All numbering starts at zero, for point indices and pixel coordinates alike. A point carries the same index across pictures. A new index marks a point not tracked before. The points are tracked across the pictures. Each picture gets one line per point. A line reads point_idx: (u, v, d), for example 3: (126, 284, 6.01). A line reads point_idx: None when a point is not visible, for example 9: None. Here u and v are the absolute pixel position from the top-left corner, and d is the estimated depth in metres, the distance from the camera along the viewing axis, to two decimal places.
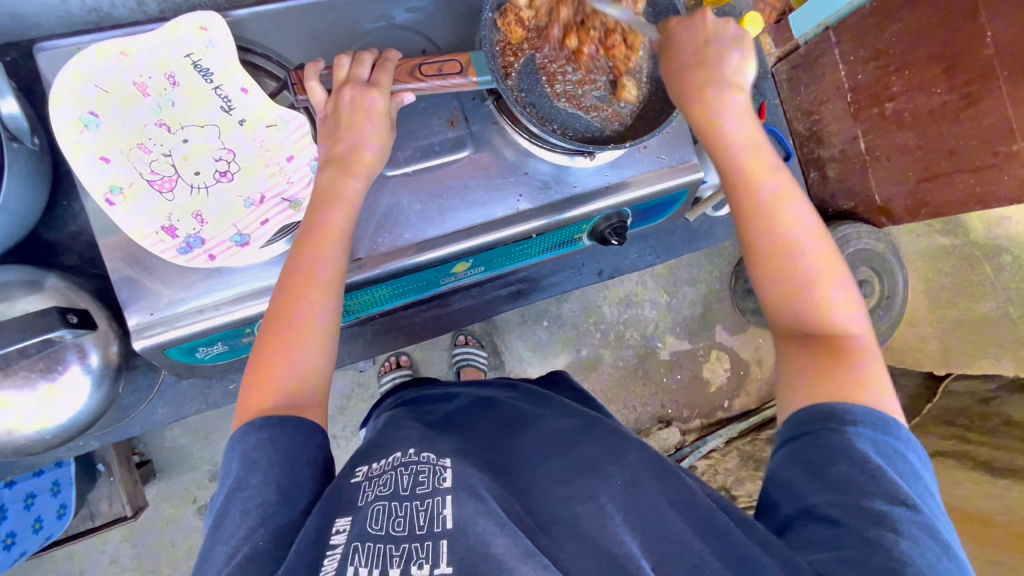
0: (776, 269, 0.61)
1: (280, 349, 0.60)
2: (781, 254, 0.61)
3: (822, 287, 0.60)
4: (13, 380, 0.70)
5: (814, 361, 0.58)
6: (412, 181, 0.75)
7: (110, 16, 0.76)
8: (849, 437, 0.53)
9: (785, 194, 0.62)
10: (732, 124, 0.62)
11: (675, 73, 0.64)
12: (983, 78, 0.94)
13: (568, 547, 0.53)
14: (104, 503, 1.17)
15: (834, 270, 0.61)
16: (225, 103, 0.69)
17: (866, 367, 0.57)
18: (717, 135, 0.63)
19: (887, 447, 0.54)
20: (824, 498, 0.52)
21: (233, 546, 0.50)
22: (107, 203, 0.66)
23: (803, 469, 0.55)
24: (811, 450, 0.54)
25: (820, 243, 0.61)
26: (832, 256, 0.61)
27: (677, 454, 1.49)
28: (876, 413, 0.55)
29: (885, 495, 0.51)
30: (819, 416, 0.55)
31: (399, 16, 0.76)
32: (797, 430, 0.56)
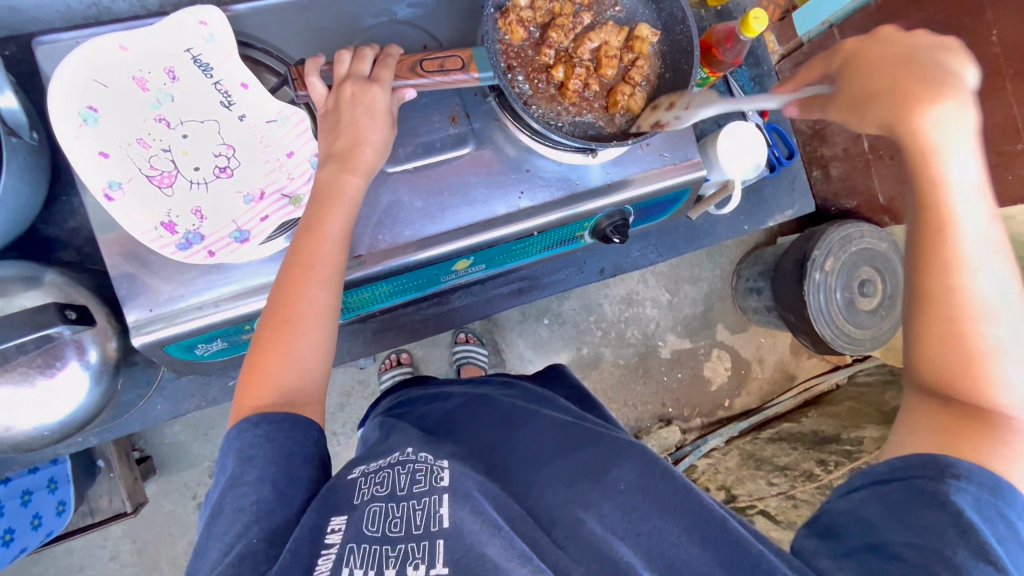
0: (940, 314, 0.52)
1: (278, 346, 0.60)
2: (959, 304, 0.51)
3: (994, 353, 0.51)
4: (11, 376, 0.70)
5: (951, 417, 0.51)
6: (413, 178, 0.75)
7: (110, 10, 0.76)
8: (947, 488, 0.48)
9: (985, 237, 0.52)
10: (959, 150, 0.51)
11: (867, 87, 0.55)
12: (989, 76, 0.93)
13: (568, 549, 0.52)
14: (104, 499, 1.17)
15: (1014, 328, 0.52)
16: (225, 99, 0.69)
17: (1011, 446, 0.49)
18: (925, 156, 0.52)
19: (991, 511, 0.48)
20: (903, 538, 0.48)
21: (228, 543, 0.50)
22: (106, 199, 0.65)
23: (886, 508, 0.50)
24: (904, 492, 0.50)
25: (1014, 306, 0.51)
26: (1022, 325, 0.51)
27: (677, 453, 1.48)
28: (993, 476, 0.48)
29: (973, 549, 0.46)
30: (922, 462, 0.50)
31: (400, 11, 0.75)
32: (888, 472, 0.52)
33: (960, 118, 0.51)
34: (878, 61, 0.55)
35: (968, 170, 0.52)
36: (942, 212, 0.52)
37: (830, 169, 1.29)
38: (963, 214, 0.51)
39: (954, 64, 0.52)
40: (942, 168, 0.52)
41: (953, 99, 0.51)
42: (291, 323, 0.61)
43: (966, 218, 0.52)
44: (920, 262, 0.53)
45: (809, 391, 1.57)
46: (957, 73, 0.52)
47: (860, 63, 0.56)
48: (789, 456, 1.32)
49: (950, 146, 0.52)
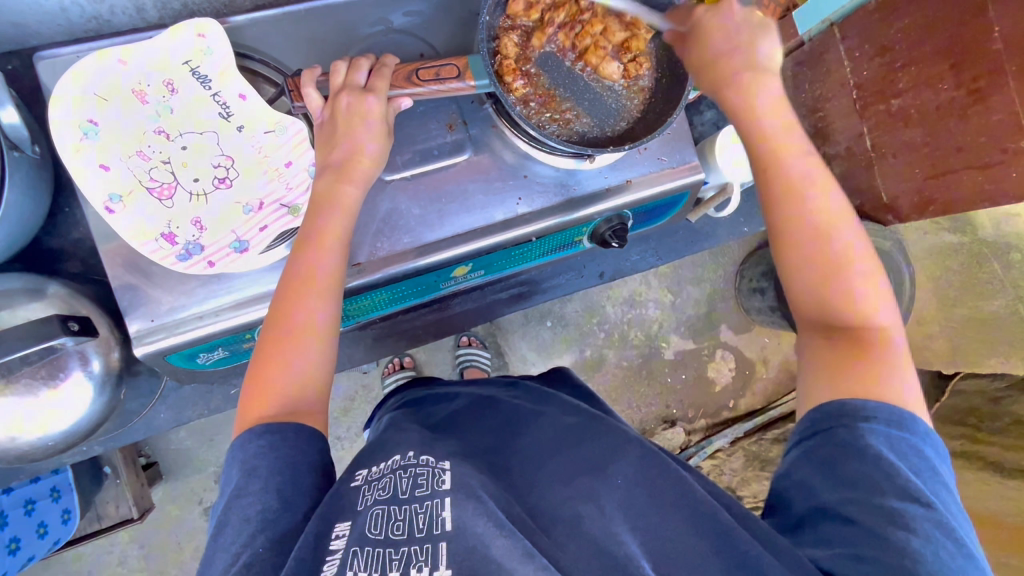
0: (802, 257, 0.63)
1: (279, 356, 0.61)
2: (807, 243, 0.62)
3: (848, 279, 0.61)
4: (15, 388, 0.71)
5: (835, 352, 0.59)
6: (411, 185, 0.75)
7: (110, 24, 0.76)
8: (862, 433, 0.53)
9: (814, 180, 0.64)
10: (768, 117, 0.67)
11: (709, 64, 0.69)
12: (990, 74, 0.93)
13: (569, 547, 0.52)
14: (110, 507, 1.19)
15: (864, 263, 0.62)
16: (224, 109, 0.69)
17: (889, 361, 0.57)
18: (748, 126, 0.67)
19: (902, 444, 0.53)
20: (838, 496, 0.52)
21: (234, 553, 0.51)
22: (106, 211, 0.66)
23: (818, 467, 0.55)
24: (827, 446, 0.54)
25: (852, 237, 0.63)
26: (862, 250, 0.63)
27: (683, 454, 1.49)
28: (891, 408, 0.54)
29: (896, 492, 0.51)
30: (834, 412, 0.55)
31: (397, 20, 0.76)
32: (811, 427, 0.57)
33: (769, 90, 0.67)
34: (711, 44, 0.69)
35: (780, 129, 0.67)
36: (774, 167, 0.65)
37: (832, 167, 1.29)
38: (790, 165, 0.65)
39: (761, 44, 0.68)
40: (761, 133, 0.67)
41: (756, 74, 0.67)
42: (291, 334, 0.61)
43: (791, 168, 0.65)
44: (772, 215, 0.65)
45: None
46: (759, 51, 0.68)
47: (703, 42, 0.69)
48: None
49: (768, 109, 0.67)
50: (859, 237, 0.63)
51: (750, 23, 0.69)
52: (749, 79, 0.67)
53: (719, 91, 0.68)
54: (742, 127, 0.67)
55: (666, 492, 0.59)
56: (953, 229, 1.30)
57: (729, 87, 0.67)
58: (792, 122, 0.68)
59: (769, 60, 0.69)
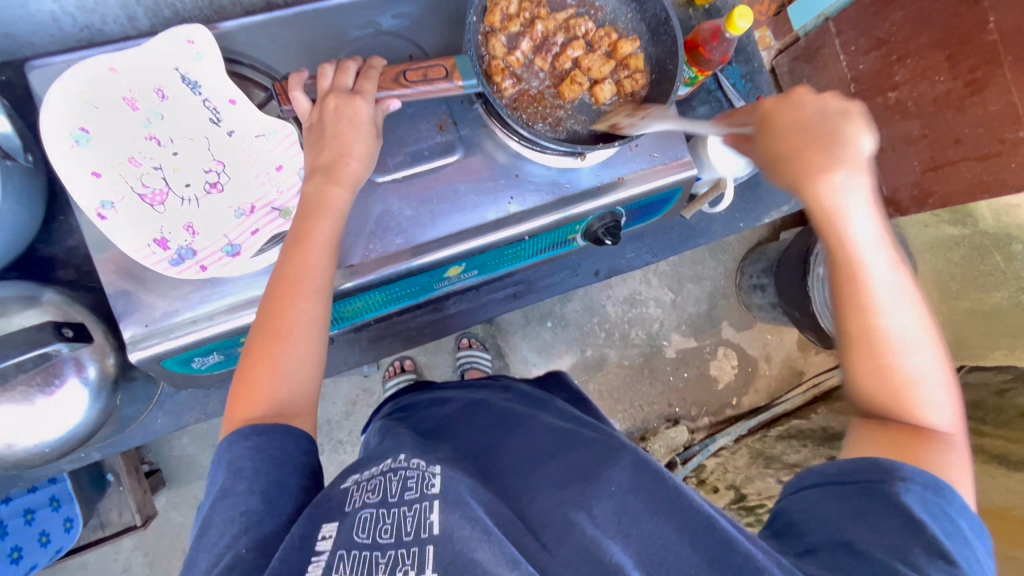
0: (869, 357, 0.59)
1: (268, 358, 0.61)
2: (875, 348, 0.59)
3: (914, 380, 0.59)
4: (11, 395, 0.72)
5: (888, 435, 0.58)
6: (403, 186, 0.75)
7: (102, 33, 0.77)
8: (896, 490, 0.53)
9: (895, 287, 0.58)
10: (860, 220, 0.57)
11: (790, 154, 0.59)
12: (988, 64, 0.92)
13: (558, 554, 0.52)
14: (113, 514, 1.19)
15: (932, 367, 0.59)
16: (214, 115, 0.70)
17: (946, 456, 0.57)
18: (835, 230, 0.58)
19: (937, 508, 0.53)
20: (864, 535, 0.51)
21: (217, 553, 0.51)
22: (98, 218, 0.66)
23: (846, 508, 0.54)
24: (859, 496, 0.54)
25: (925, 339, 0.59)
26: (933, 355, 0.59)
27: (685, 453, 1.48)
28: (931, 475, 0.54)
29: (924, 546, 0.50)
30: (868, 468, 0.55)
31: (386, 22, 0.76)
32: (840, 475, 0.56)
33: (859, 192, 0.57)
34: (788, 130, 0.59)
35: (869, 236, 0.58)
36: (855, 272, 0.58)
37: None
38: (873, 272, 0.58)
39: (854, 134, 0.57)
40: (848, 237, 0.58)
41: (853, 174, 0.56)
42: (280, 335, 0.61)
43: (877, 274, 0.58)
44: (844, 314, 0.60)
45: (817, 387, 1.55)
46: (854, 144, 0.56)
47: (780, 136, 0.60)
48: (799, 454, 1.29)
49: (857, 215, 0.57)
50: (931, 339, 0.60)
51: (829, 112, 0.58)
52: (841, 173, 0.56)
53: (799, 189, 0.58)
54: (821, 228, 0.58)
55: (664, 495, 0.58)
56: (954, 222, 1.28)
57: (813, 184, 0.57)
58: (882, 221, 0.59)
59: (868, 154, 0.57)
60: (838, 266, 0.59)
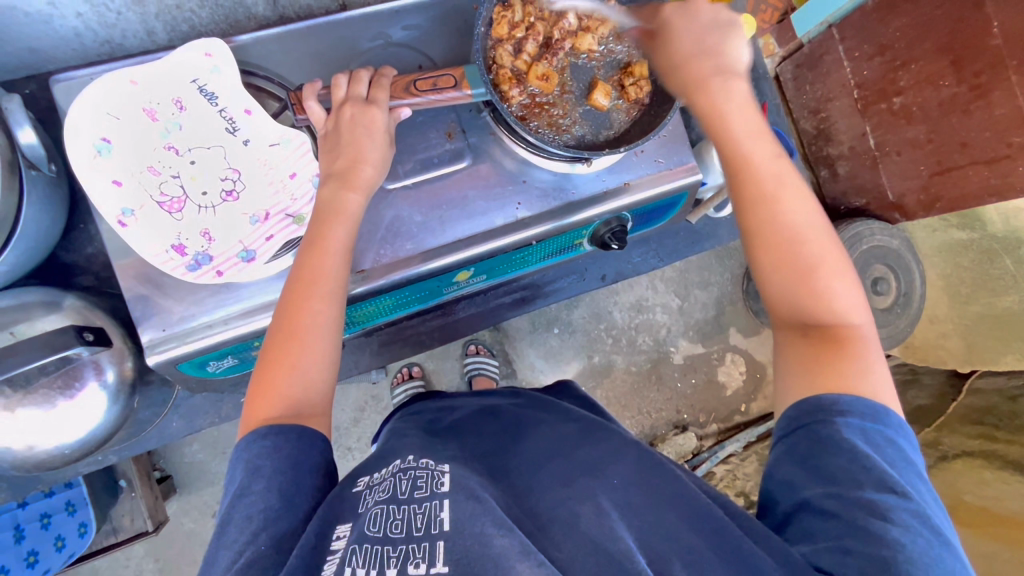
0: (776, 257, 0.61)
1: (286, 361, 0.62)
2: (779, 245, 0.61)
3: (822, 276, 0.60)
4: (34, 398, 0.74)
5: (810, 347, 0.58)
6: (413, 193, 0.77)
7: (122, 47, 0.80)
8: (837, 428, 0.53)
9: (779, 176, 0.63)
10: (739, 118, 0.64)
11: (681, 61, 0.65)
12: (992, 68, 0.93)
13: (566, 547, 0.52)
14: (126, 518, 1.20)
15: (838, 263, 0.61)
16: (229, 125, 0.72)
17: (870, 358, 0.57)
18: (719, 125, 0.64)
19: (876, 435, 0.53)
20: (820, 490, 0.52)
21: (236, 550, 0.52)
22: (119, 225, 0.68)
23: (798, 462, 0.54)
24: (805, 443, 0.54)
25: (820, 229, 0.62)
26: (833, 247, 0.61)
27: (694, 460, 1.48)
28: (865, 401, 0.54)
29: (876, 484, 0.50)
30: (807, 410, 0.55)
31: (396, 34, 0.78)
32: (788, 425, 0.56)
33: (739, 92, 0.65)
34: (680, 47, 0.66)
35: (751, 129, 0.64)
36: (745, 168, 0.63)
37: (837, 167, 1.28)
38: (760, 162, 0.63)
39: (727, 44, 0.65)
40: (731, 133, 0.64)
41: (726, 76, 0.64)
42: (297, 338, 0.63)
43: (763, 165, 0.63)
44: (745, 216, 0.63)
45: None
46: (729, 53, 0.65)
47: (670, 45, 0.66)
48: None
49: (735, 106, 0.64)
50: (829, 228, 0.63)
51: (718, 24, 0.66)
52: (716, 81, 0.64)
53: (690, 93, 0.65)
54: (709, 129, 0.65)
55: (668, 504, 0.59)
56: (963, 225, 1.31)
57: (700, 89, 0.64)
58: (761, 121, 0.65)
59: (737, 60, 0.66)
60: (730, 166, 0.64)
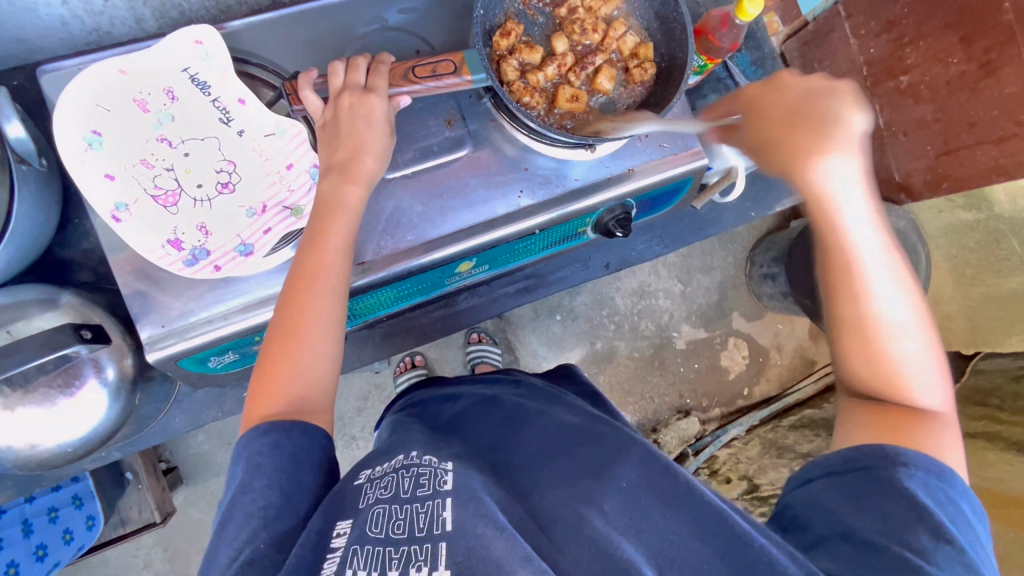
0: (859, 339, 0.59)
1: (286, 358, 0.61)
2: (864, 328, 0.58)
3: (904, 357, 0.58)
4: (33, 397, 0.73)
5: (879, 414, 0.57)
6: (413, 182, 0.75)
7: (111, 35, 0.78)
8: (900, 477, 0.53)
9: (881, 267, 0.58)
10: (848, 202, 0.57)
11: (780, 135, 0.59)
12: (1003, 44, 0.90)
13: (570, 551, 0.52)
14: (134, 510, 1.20)
15: (923, 346, 0.59)
16: (223, 115, 0.70)
17: (943, 436, 0.56)
18: (823, 207, 0.57)
19: (940, 492, 0.53)
20: (868, 525, 0.51)
21: (236, 548, 0.51)
22: (113, 220, 0.67)
23: (847, 497, 0.54)
24: (863, 483, 0.54)
25: (912, 313, 0.59)
26: (921, 331, 0.59)
27: (697, 444, 1.48)
28: (934, 462, 0.54)
29: (929, 531, 0.50)
30: (869, 455, 0.55)
31: (392, 17, 0.76)
32: (843, 464, 0.56)
33: (839, 171, 0.56)
34: (774, 116, 0.60)
35: (857, 211, 0.57)
36: (847, 252, 0.57)
37: None
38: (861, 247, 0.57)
39: (848, 113, 0.57)
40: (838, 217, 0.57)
41: (840, 152, 0.56)
42: (298, 334, 0.62)
43: (863, 249, 0.57)
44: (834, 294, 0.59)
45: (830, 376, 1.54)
46: (850, 125, 0.57)
47: (767, 118, 0.60)
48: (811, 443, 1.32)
49: (846, 186, 0.56)
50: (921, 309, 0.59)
51: (816, 94, 0.59)
52: (818, 158, 0.56)
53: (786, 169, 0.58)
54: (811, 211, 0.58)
55: (675, 495, 0.58)
56: (969, 206, 1.26)
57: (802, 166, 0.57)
58: (873, 201, 0.58)
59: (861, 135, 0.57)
60: (827, 244, 0.58)
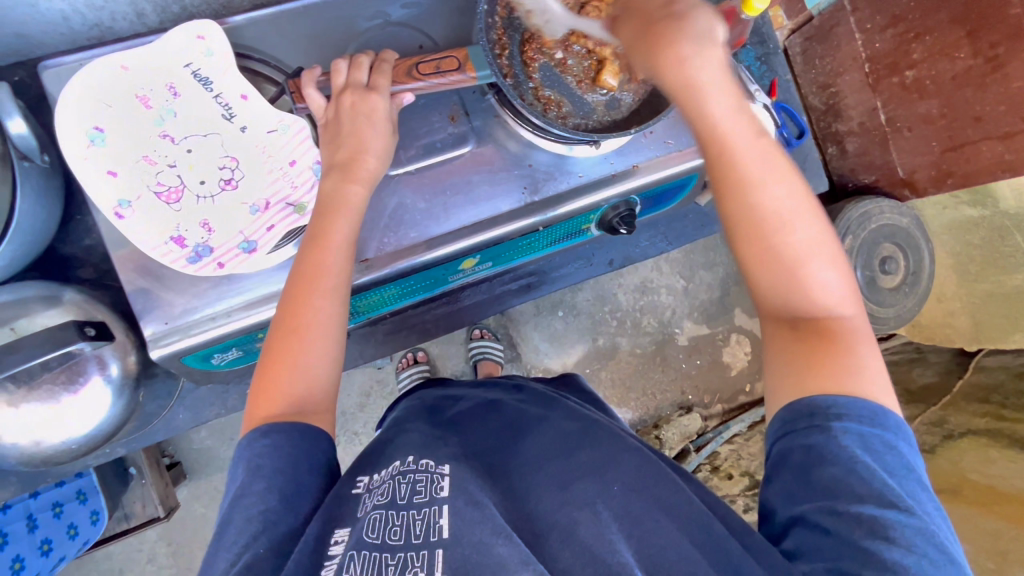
0: (759, 249, 0.56)
1: (286, 360, 0.61)
2: (761, 233, 0.55)
3: (805, 265, 0.56)
4: (38, 394, 0.73)
5: (797, 344, 0.56)
6: (415, 179, 0.75)
7: (111, 30, 0.77)
8: (834, 434, 0.51)
9: (769, 175, 0.55)
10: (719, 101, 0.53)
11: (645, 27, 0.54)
12: (1009, 39, 0.89)
13: (565, 557, 0.53)
14: (138, 505, 1.21)
15: (826, 249, 0.57)
16: (226, 111, 0.70)
17: (855, 350, 0.55)
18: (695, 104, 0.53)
19: (875, 442, 0.51)
20: (815, 504, 0.50)
21: (235, 552, 0.51)
22: (116, 217, 0.67)
23: (795, 474, 0.53)
24: (802, 453, 0.52)
25: (806, 217, 0.56)
26: (818, 230, 0.56)
27: (699, 440, 1.49)
28: (863, 404, 0.52)
29: (874, 500, 0.49)
30: (802, 413, 0.53)
31: (395, 13, 0.75)
32: (785, 425, 0.54)
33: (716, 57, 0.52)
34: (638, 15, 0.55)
35: (726, 106, 0.53)
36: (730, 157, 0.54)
37: (846, 144, 1.25)
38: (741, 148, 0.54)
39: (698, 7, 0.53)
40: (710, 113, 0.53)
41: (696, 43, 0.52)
42: (299, 333, 0.62)
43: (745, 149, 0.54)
44: (725, 206, 0.56)
45: None
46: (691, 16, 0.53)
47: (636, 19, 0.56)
48: None
49: (711, 84, 0.52)
50: (809, 202, 0.57)
51: None
52: (687, 48, 0.52)
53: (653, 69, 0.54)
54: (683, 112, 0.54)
55: (674, 499, 0.59)
56: (973, 203, 1.26)
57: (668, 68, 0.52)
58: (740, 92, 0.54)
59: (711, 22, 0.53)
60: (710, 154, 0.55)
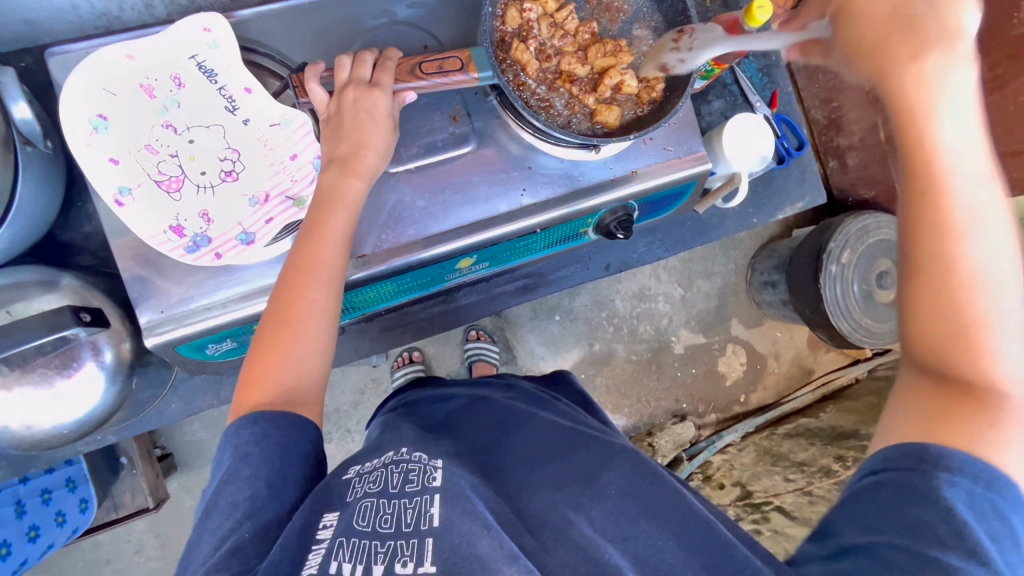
0: (933, 292, 0.50)
1: (278, 348, 0.61)
2: (945, 276, 0.50)
3: (988, 323, 0.49)
4: (31, 377, 0.73)
5: (940, 398, 0.51)
6: (415, 177, 0.75)
7: (120, 20, 0.78)
8: (939, 482, 0.48)
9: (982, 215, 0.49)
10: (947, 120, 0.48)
11: (869, 40, 0.50)
12: None
13: (557, 552, 0.53)
14: (127, 495, 1.20)
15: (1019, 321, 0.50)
16: (230, 104, 0.70)
17: (1007, 429, 0.48)
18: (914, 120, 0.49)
19: (986, 504, 0.48)
20: (893, 539, 0.48)
21: (221, 536, 0.52)
22: (116, 205, 0.67)
23: (876, 505, 0.50)
24: (892, 488, 0.50)
25: (1011, 277, 0.49)
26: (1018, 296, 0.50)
27: (692, 449, 1.48)
28: (982, 466, 0.48)
29: (961, 551, 0.46)
30: (908, 456, 0.50)
31: (401, 12, 0.76)
32: (883, 463, 0.51)
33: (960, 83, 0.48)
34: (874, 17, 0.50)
35: (965, 136, 0.49)
36: (932, 182, 0.49)
37: (847, 159, 1.26)
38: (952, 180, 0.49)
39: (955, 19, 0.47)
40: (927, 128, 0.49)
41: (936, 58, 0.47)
42: (290, 323, 0.62)
43: (962, 182, 0.49)
44: (912, 234, 0.51)
45: (827, 386, 1.55)
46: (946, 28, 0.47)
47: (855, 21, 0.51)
48: (806, 452, 1.30)
49: (946, 101, 0.48)
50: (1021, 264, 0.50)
51: None
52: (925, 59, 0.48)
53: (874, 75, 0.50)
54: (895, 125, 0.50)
55: (661, 505, 0.59)
56: None
57: (897, 73, 0.49)
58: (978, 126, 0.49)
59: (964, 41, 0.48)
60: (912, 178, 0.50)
